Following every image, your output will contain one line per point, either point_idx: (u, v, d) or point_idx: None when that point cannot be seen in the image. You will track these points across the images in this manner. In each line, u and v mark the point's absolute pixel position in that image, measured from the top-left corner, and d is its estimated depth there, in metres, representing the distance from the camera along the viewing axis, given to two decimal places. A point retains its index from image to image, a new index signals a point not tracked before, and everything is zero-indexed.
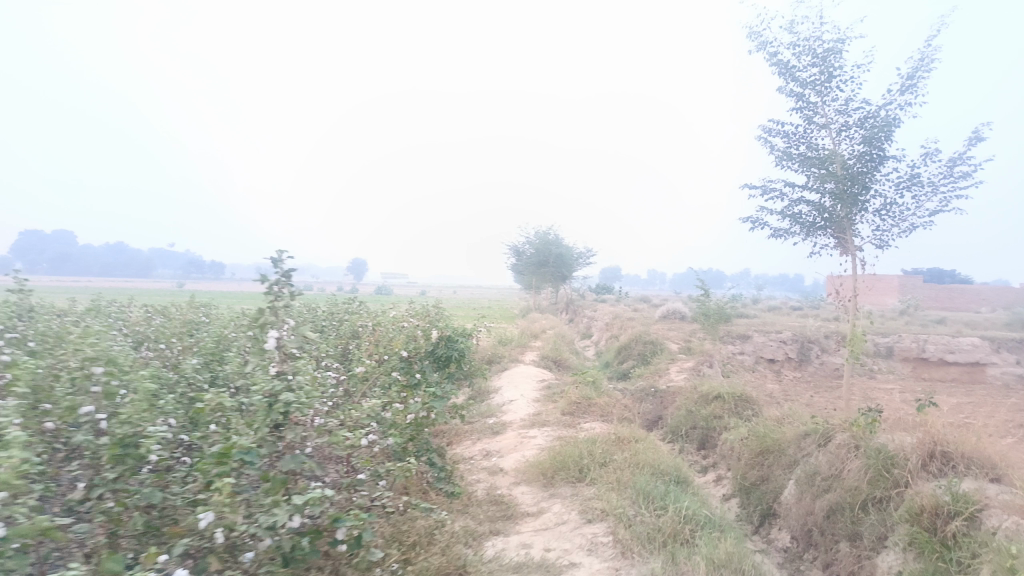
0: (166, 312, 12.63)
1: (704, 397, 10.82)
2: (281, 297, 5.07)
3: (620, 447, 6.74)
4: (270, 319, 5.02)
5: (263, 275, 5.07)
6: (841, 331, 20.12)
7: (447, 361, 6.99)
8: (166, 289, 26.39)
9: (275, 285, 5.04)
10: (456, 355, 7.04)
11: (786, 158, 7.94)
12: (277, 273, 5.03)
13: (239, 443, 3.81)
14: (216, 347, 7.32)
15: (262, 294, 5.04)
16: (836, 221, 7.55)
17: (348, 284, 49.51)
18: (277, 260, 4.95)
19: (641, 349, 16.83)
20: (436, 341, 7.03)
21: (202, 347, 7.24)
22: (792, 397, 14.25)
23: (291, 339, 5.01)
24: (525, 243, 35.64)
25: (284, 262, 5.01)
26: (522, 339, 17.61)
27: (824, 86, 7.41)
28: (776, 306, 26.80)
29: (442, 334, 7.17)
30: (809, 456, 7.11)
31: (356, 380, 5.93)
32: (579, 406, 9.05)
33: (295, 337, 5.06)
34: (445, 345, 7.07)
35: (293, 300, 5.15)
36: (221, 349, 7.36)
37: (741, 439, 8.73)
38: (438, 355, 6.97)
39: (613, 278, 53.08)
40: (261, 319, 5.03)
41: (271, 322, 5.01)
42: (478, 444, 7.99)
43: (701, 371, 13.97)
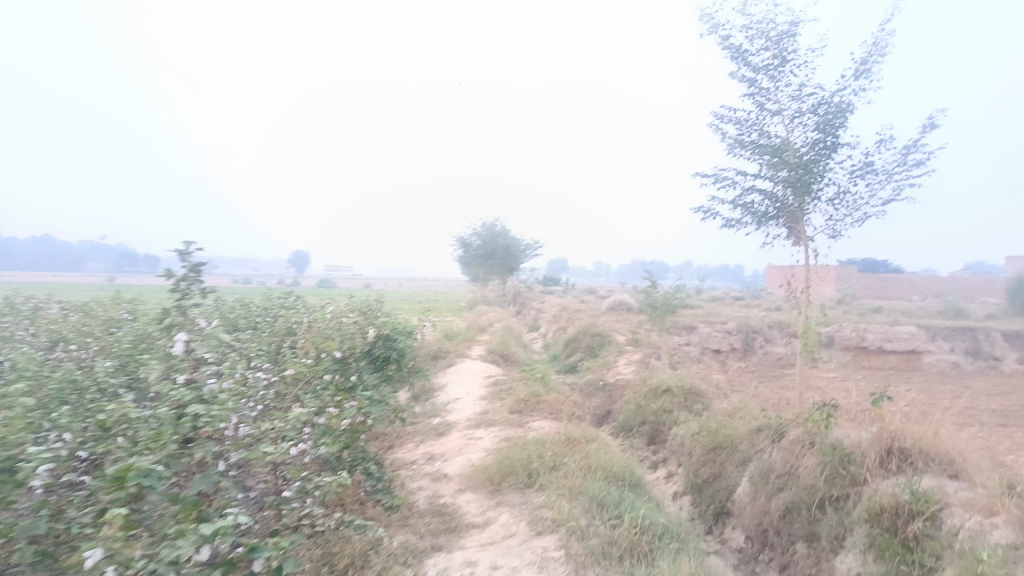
0: (87, 308, 11.77)
1: (653, 390, 10.60)
2: (189, 295, 4.56)
3: (570, 448, 6.41)
4: (177, 320, 4.48)
5: (168, 269, 4.57)
6: (784, 321, 20.35)
7: (386, 361, 6.50)
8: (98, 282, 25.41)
9: (182, 281, 4.52)
10: (395, 355, 6.56)
11: (738, 145, 7.72)
12: (184, 266, 4.56)
13: (136, 464, 3.27)
14: (134, 348, 6.70)
15: (169, 291, 4.57)
16: (788, 211, 7.37)
17: (290, 276, 48.13)
18: (185, 254, 4.49)
19: (589, 342, 16.60)
20: (374, 340, 6.51)
21: (118, 348, 6.62)
22: (738, 388, 14.25)
23: (205, 341, 4.43)
24: (471, 234, 35.15)
25: (191, 253, 4.54)
26: (469, 333, 17.18)
27: (777, 70, 7.19)
28: (719, 296, 26.99)
29: (380, 332, 6.65)
30: (763, 452, 6.92)
31: (288, 383, 5.47)
32: (527, 403, 8.70)
33: (208, 339, 4.47)
34: (383, 345, 6.59)
35: (203, 296, 4.63)
36: (139, 350, 6.73)
37: (692, 435, 8.53)
38: (376, 355, 6.47)
39: (558, 268, 53.00)
40: (168, 320, 4.49)
41: (179, 324, 4.46)
42: (422, 447, 7.55)
43: (649, 363, 13.80)
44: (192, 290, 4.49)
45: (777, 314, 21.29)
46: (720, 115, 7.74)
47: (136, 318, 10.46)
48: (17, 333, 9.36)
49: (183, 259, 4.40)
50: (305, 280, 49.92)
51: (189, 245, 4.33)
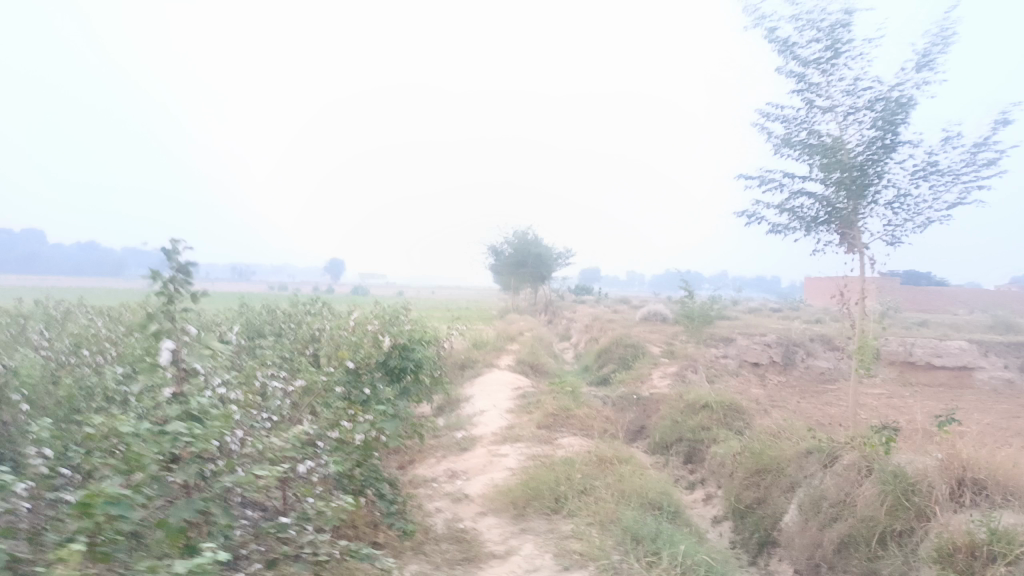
0: (112, 313, 11.64)
1: (691, 406, 10.03)
2: (177, 299, 3.96)
3: (602, 469, 5.92)
4: (164, 326, 3.90)
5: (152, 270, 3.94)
6: (826, 334, 19.52)
7: (403, 373, 6.06)
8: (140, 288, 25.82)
9: (170, 284, 3.94)
10: (411, 367, 6.10)
11: (785, 145, 7.17)
12: (172, 269, 3.93)
13: (105, 489, 2.90)
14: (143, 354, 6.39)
15: (152, 292, 3.94)
16: (840, 215, 6.79)
17: (324, 283, 48.32)
18: (172, 254, 3.90)
19: (621, 353, 16.05)
20: (389, 351, 6.07)
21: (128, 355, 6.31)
22: (779, 404, 13.56)
23: (192, 350, 4.01)
24: (502, 242, 34.81)
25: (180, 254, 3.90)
26: (498, 342, 16.77)
27: (830, 63, 6.64)
28: (756, 307, 26.13)
29: (395, 342, 6.20)
30: (813, 478, 6.36)
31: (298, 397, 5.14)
32: (556, 418, 8.21)
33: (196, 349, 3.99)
34: (399, 356, 6.13)
35: (195, 300, 4.03)
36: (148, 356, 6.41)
37: (732, 455, 7.97)
38: (390, 368, 5.99)
39: (590, 277, 52.29)
40: (153, 327, 3.87)
41: (168, 331, 3.87)
42: (443, 463, 7.13)
43: (685, 377, 13.20)
44: (182, 292, 3.92)
45: (819, 326, 20.45)
46: (766, 113, 7.19)
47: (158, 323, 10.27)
48: (35, 337, 9.15)
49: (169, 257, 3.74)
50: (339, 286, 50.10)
51: (178, 241, 3.79)
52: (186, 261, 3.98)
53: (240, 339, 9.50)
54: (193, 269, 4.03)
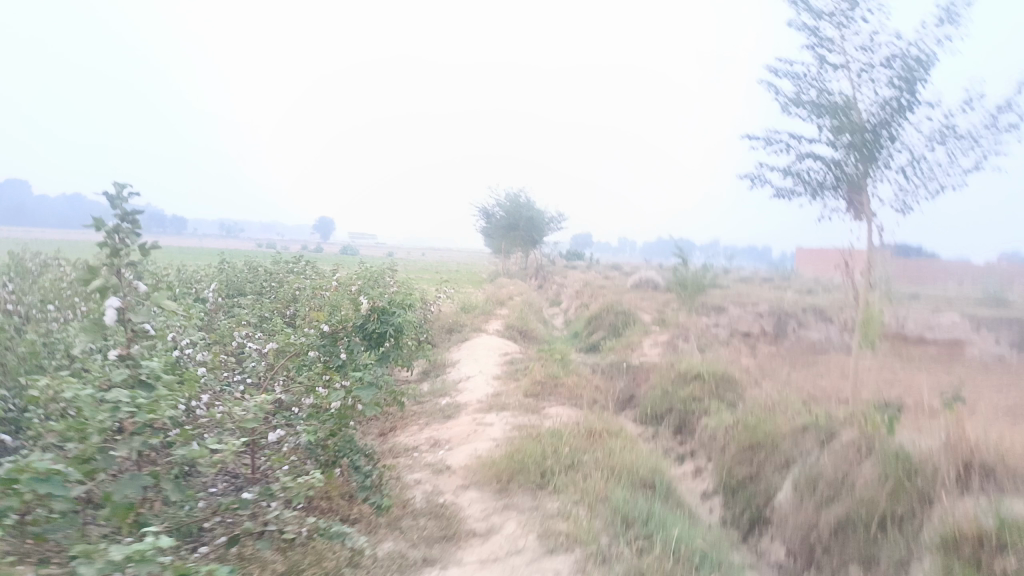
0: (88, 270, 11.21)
1: (682, 376, 9.78)
2: (125, 251, 3.48)
3: (591, 443, 5.64)
4: (111, 281, 3.40)
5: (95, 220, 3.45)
6: (818, 306, 19.30)
7: (381, 339, 5.66)
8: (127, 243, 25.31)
9: (116, 233, 3.45)
10: (391, 332, 5.68)
11: (794, 104, 6.78)
12: (118, 216, 3.45)
13: (33, 465, 2.58)
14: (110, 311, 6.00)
15: (95, 247, 3.46)
16: (849, 180, 6.46)
17: (314, 243, 47.78)
18: (117, 198, 3.43)
19: (612, 320, 15.77)
20: (367, 314, 5.65)
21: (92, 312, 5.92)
22: (769, 374, 13.37)
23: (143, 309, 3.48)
24: (494, 205, 34.28)
25: (124, 198, 3.44)
26: (487, 306, 16.45)
27: (847, 16, 6.22)
28: (747, 276, 25.88)
29: (374, 305, 5.77)
30: (809, 455, 6.14)
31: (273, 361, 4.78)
32: (543, 386, 7.93)
33: (147, 308, 3.46)
34: (378, 320, 5.71)
35: (146, 253, 3.55)
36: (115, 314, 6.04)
37: (724, 427, 7.73)
38: (368, 331, 5.59)
39: (583, 243, 51.84)
40: (97, 283, 3.39)
41: (115, 286, 3.38)
42: (426, 431, 6.85)
43: (676, 346, 12.96)
44: (130, 242, 3.44)
45: (811, 298, 20.23)
46: (775, 69, 6.79)
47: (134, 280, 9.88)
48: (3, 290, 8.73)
49: (114, 200, 3.38)
50: (329, 246, 49.49)
51: (122, 182, 3.32)
52: (131, 208, 3.51)
53: (218, 298, 9.11)
54: (141, 219, 3.57)
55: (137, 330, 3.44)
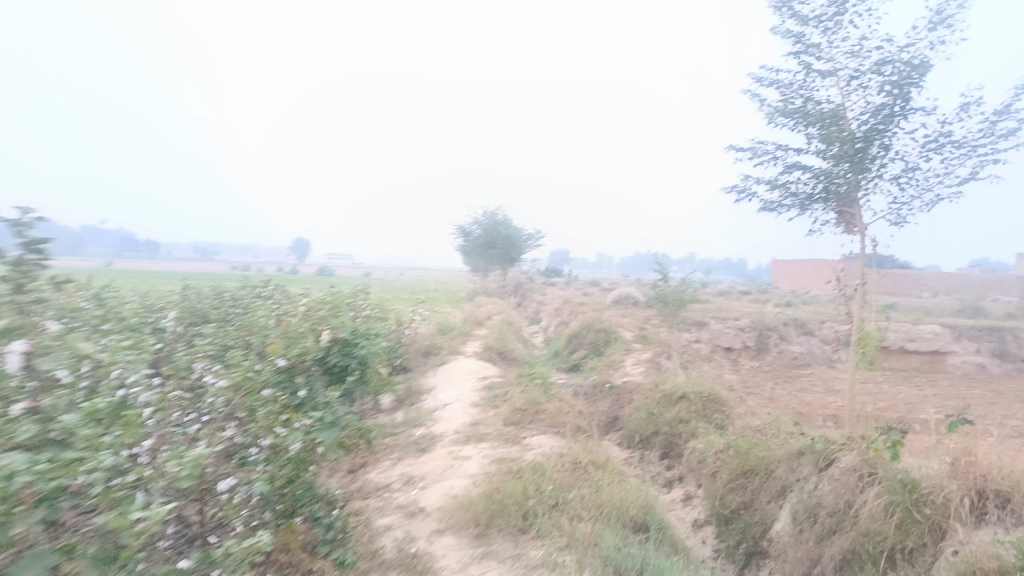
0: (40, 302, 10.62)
1: (667, 396, 9.41)
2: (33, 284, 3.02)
3: (576, 477, 5.25)
4: (19, 322, 2.88)
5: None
6: (798, 318, 19.11)
7: (344, 372, 5.03)
8: (96, 269, 24.61)
9: (20, 266, 3.04)
10: (354, 366, 5.04)
11: (780, 113, 6.52)
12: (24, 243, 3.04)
13: None
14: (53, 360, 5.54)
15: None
16: (838, 191, 6.19)
17: (289, 265, 47.04)
18: (22, 223, 3.03)
19: (593, 338, 15.41)
20: (328, 346, 4.98)
21: None
22: (754, 390, 13.06)
23: (58, 354, 3.01)
24: (471, 223, 33.89)
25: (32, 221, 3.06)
26: (465, 326, 16.00)
27: (832, 22, 5.99)
28: (725, 289, 25.70)
29: (336, 336, 5.09)
30: (807, 482, 5.80)
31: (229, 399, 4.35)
32: (524, 413, 7.50)
33: (62, 353, 3.01)
34: (339, 352, 5.05)
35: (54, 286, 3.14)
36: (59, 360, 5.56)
37: (714, 452, 7.36)
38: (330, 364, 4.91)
39: (560, 259, 51.61)
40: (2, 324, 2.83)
41: (22, 328, 2.86)
42: (399, 467, 6.40)
43: (659, 364, 12.61)
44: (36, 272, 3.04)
45: (791, 311, 20.04)
46: (759, 78, 6.52)
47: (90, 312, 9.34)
48: None
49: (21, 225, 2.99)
50: (304, 267, 48.71)
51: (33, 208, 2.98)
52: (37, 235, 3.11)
53: (177, 328, 8.60)
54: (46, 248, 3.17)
55: (51, 379, 2.97)
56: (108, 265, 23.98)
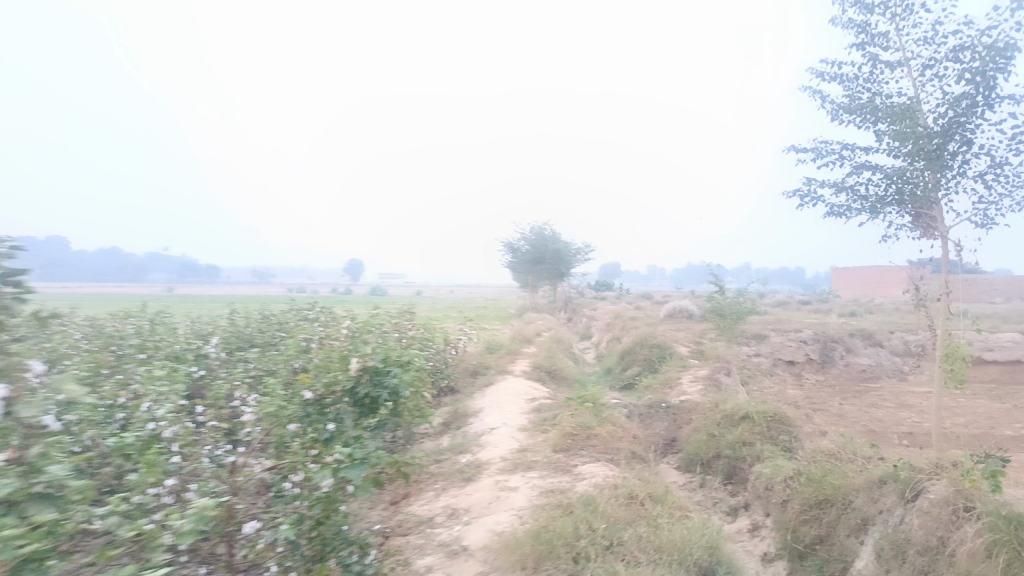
0: (92, 331, 10.74)
1: (728, 417, 8.82)
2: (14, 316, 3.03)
3: (631, 512, 4.79)
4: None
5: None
6: (864, 328, 18.11)
7: (376, 406, 4.34)
8: (155, 294, 25.20)
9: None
10: (386, 398, 4.31)
11: (844, 109, 6.01)
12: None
13: None
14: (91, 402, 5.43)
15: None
16: (914, 191, 5.63)
17: (343, 285, 47.65)
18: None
19: (646, 354, 14.83)
20: (357, 376, 4.34)
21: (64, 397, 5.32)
22: (821, 407, 12.28)
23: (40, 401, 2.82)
24: (518, 239, 33.56)
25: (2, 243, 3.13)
26: (514, 344, 15.63)
27: (901, 7, 5.46)
28: (783, 300, 24.71)
29: (366, 362, 4.44)
30: (891, 515, 5.22)
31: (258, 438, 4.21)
32: (574, 439, 7.06)
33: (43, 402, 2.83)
34: (370, 382, 4.35)
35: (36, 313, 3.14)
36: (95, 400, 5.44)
37: (782, 478, 6.79)
38: (359, 396, 4.34)
39: (612, 273, 50.95)
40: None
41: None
42: (443, 499, 6.05)
43: (718, 382, 11.97)
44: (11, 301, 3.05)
45: (857, 321, 19.01)
46: (819, 73, 6.03)
47: (136, 340, 9.34)
48: None
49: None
50: (356, 287, 49.13)
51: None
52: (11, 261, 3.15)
53: (220, 354, 8.49)
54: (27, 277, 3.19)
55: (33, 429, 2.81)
56: (167, 291, 24.54)
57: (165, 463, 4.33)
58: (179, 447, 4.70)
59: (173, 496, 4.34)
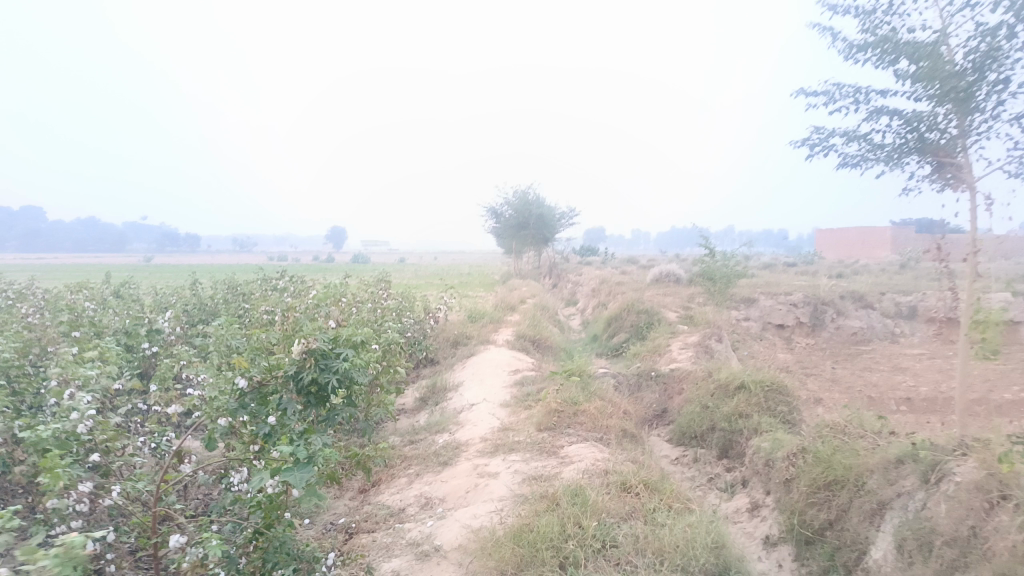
0: (43, 305, 9.96)
1: (723, 387, 8.28)
2: None
3: (624, 506, 4.22)
4: None
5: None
6: (856, 289, 17.63)
7: (321, 395, 3.65)
8: (126, 269, 24.24)
9: None
10: (335, 387, 3.61)
11: (859, 47, 5.39)
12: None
13: None
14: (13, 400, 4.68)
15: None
16: (937, 138, 5.03)
17: (325, 253, 46.72)
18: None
19: (634, 320, 14.27)
20: (301, 361, 3.59)
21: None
22: (815, 372, 11.80)
23: None
24: (501, 204, 32.78)
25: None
26: (497, 312, 15.00)
27: None
28: (770, 262, 24.22)
29: (310, 347, 3.63)
30: (912, 498, 4.72)
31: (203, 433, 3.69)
32: (560, 416, 6.48)
33: None
34: (316, 367, 3.62)
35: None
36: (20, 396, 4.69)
37: (785, 454, 6.26)
38: (304, 383, 3.61)
39: (597, 237, 50.26)
40: None
41: None
42: (416, 486, 5.47)
43: (710, 349, 11.44)
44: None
45: (847, 283, 18.53)
46: (832, 7, 5.41)
47: (84, 312, 8.64)
48: None
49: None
50: (338, 255, 48.22)
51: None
52: None
53: (175, 329, 7.82)
54: None
55: None
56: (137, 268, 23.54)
57: (74, 466, 3.61)
58: (98, 444, 3.98)
59: (88, 501, 3.67)
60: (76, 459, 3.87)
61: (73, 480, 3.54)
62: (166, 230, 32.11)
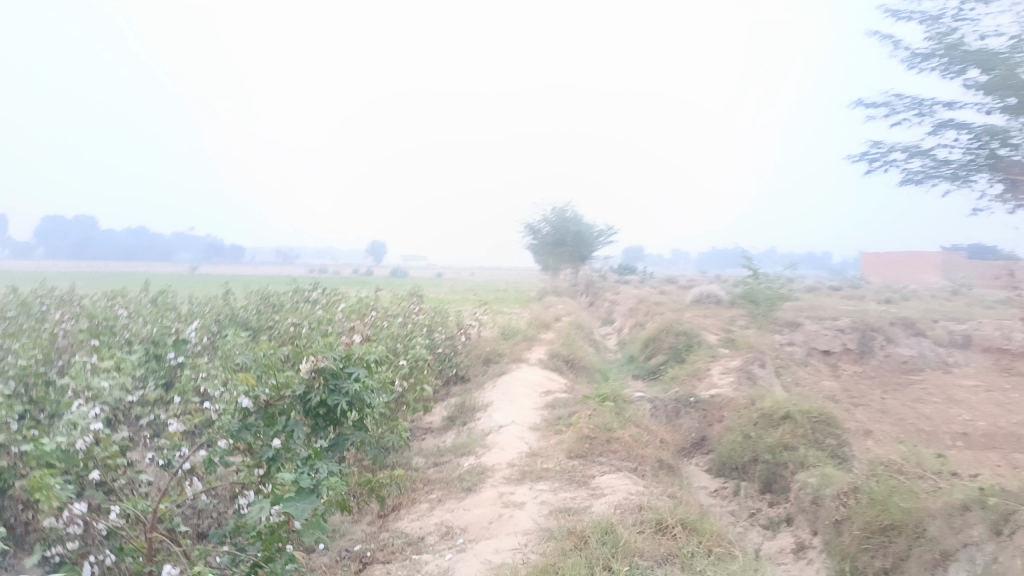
0: (77, 311, 9.96)
1: (766, 417, 7.80)
2: None
3: (657, 548, 3.86)
4: None
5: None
6: (906, 315, 16.86)
7: (331, 417, 3.48)
8: (168, 279, 24.57)
9: None
10: (345, 409, 3.42)
11: (926, 56, 5.08)
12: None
13: None
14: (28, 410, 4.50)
15: None
16: (1009, 154, 4.62)
17: (364, 267, 47.04)
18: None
19: (672, 342, 13.81)
20: (311, 382, 3.41)
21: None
22: (863, 402, 11.18)
23: None
24: (539, 221, 32.55)
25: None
26: (531, 330, 14.68)
27: None
28: (815, 285, 23.47)
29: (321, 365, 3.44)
30: (981, 550, 4.25)
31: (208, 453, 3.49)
32: (592, 442, 6.12)
33: None
34: (326, 388, 3.45)
35: None
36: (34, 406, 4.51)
37: (835, 492, 5.79)
38: (313, 404, 3.44)
39: (634, 256, 49.71)
40: None
41: None
42: (438, 513, 5.17)
43: (752, 375, 10.94)
44: None
45: (897, 309, 17.75)
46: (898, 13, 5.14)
47: (116, 319, 8.59)
48: None
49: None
50: (376, 269, 48.50)
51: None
52: None
53: (203, 339, 7.68)
54: None
55: None
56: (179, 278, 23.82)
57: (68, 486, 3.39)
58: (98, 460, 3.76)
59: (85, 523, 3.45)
60: (77, 476, 3.67)
61: (67, 502, 3.31)
62: (211, 242, 32.72)
